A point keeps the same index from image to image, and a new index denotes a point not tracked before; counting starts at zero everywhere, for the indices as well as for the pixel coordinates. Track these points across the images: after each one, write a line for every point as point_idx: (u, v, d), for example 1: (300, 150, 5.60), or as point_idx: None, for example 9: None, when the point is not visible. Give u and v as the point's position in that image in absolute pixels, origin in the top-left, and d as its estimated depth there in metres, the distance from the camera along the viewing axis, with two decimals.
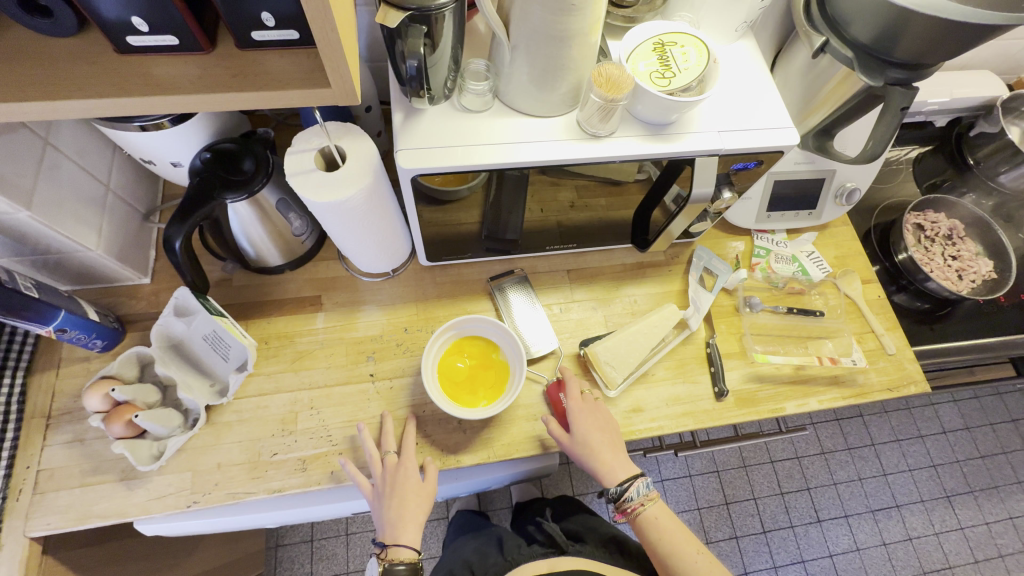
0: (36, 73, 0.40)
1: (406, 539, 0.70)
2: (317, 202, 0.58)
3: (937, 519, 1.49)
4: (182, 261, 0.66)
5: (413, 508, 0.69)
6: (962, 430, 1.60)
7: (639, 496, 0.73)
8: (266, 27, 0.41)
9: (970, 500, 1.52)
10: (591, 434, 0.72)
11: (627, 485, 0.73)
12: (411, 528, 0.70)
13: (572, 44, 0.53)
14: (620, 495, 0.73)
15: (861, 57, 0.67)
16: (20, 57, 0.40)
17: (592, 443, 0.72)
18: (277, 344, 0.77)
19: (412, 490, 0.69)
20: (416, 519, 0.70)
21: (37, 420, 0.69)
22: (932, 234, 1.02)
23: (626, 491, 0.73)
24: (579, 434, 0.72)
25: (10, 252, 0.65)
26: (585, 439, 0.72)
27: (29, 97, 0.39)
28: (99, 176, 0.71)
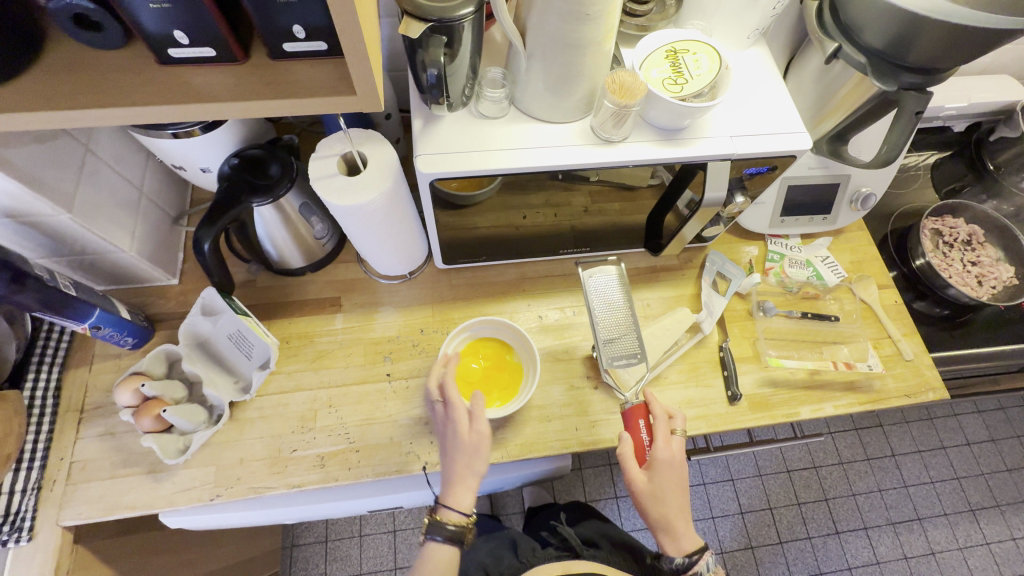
0: (86, 84, 0.43)
1: (459, 503, 0.66)
2: (340, 205, 0.61)
3: (961, 533, 1.46)
4: (211, 262, 0.69)
5: (468, 468, 0.66)
6: (987, 442, 1.56)
7: (710, 573, 0.67)
8: (297, 39, 0.43)
9: (997, 514, 1.48)
10: (668, 497, 0.67)
11: (695, 558, 0.67)
12: (464, 491, 0.66)
13: (586, 52, 0.55)
14: (687, 567, 0.67)
15: (874, 63, 0.67)
16: (71, 69, 0.43)
17: (664, 506, 0.67)
18: (297, 343, 0.80)
19: (472, 442, 0.67)
20: (470, 481, 0.66)
21: (71, 414, 0.73)
22: (951, 240, 1.01)
23: (695, 564, 0.67)
24: (658, 494, 0.67)
25: (50, 252, 0.68)
26: (659, 500, 0.67)
27: (79, 105, 0.42)
28: (133, 181, 0.74)
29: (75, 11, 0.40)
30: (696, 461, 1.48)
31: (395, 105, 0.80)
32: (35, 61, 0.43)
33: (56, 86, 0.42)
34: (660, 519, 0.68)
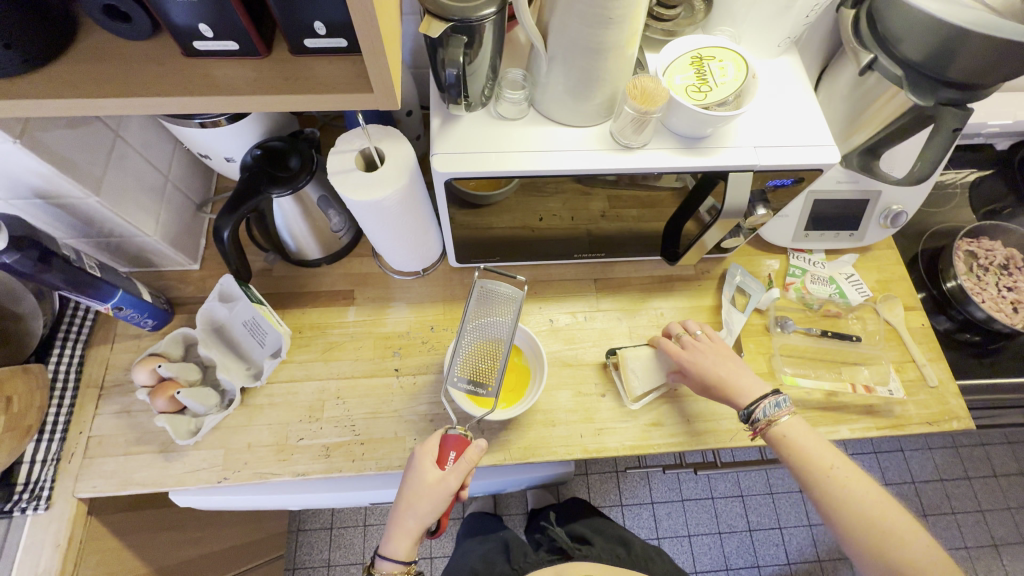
0: (114, 73, 0.44)
1: (399, 545, 0.68)
2: (355, 200, 0.61)
3: (982, 568, 1.39)
4: (230, 250, 0.71)
5: (410, 510, 0.66)
6: (1015, 475, 1.49)
7: (767, 417, 0.69)
8: (317, 35, 0.43)
9: (1022, 551, 1.41)
10: (724, 364, 0.73)
11: (756, 405, 0.69)
12: (404, 541, 0.67)
13: (608, 56, 0.54)
14: (752, 413, 0.69)
15: (912, 76, 0.64)
16: (100, 58, 0.44)
17: (723, 369, 0.72)
18: (309, 334, 0.81)
19: (418, 500, 0.66)
20: (411, 532, 0.67)
21: (92, 390, 0.75)
22: (986, 263, 0.97)
23: (754, 412, 0.69)
24: (709, 359, 0.73)
25: (79, 233, 0.71)
26: (713, 366, 0.73)
27: (107, 93, 0.43)
28: (160, 167, 0.76)
29: (106, 1, 0.41)
30: (705, 474, 1.46)
31: (417, 101, 0.81)
32: (68, 49, 0.45)
33: (86, 74, 0.44)
34: (724, 382, 0.72)
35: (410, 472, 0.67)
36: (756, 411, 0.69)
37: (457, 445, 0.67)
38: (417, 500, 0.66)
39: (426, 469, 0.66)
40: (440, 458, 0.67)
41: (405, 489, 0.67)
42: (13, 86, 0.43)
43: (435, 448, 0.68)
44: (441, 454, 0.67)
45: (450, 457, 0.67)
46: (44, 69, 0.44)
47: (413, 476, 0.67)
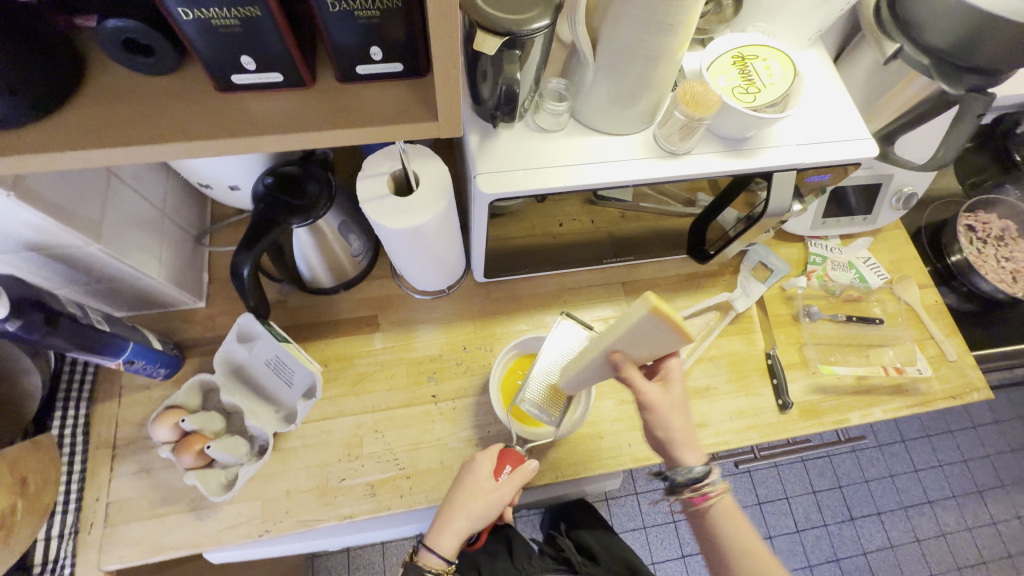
0: (137, 114, 0.39)
1: (442, 548, 0.65)
2: (393, 228, 0.57)
3: (970, 514, 1.48)
4: (249, 288, 0.65)
5: (461, 508, 0.65)
6: (992, 424, 1.58)
7: (717, 484, 0.64)
8: (373, 61, 0.40)
9: (1003, 495, 1.50)
10: (677, 416, 0.65)
11: (710, 468, 0.64)
12: (451, 541, 0.65)
13: (659, 63, 0.52)
14: (702, 477, 0.63)
15: (938, 63, 0.64)
16: (118, 97, 0.39)
17: (676, 420, 0.65)
18: (336, 366, 0.76)
19: (472, 501, 0.65)
20: (461, 535, 0.65)
21: (104, 450, 0.69)
22: (984, 235, 1.00)
23: (710, 475, 0.64)
24: (675, 404, 0.64)
25: (73, 282, 0.63)
26: (673, 413, 0.64)
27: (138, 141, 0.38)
28: (155, 201, 0.70)
29: (126, 34, 0.36)
30: None
31: None
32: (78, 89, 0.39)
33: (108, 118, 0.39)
34: (669, 432, 0.64)
35: (466, 477, 0.66)
36: (702, 477, 0.63)
37: (514, 462, 0.67)
38: (473, 504, 0.65)
39: (482, 477, 0.66)
40: (495, 468, 0.67)
41: (458, 493, 0.66)
42: (24, 137, 0.37)
43: (492, 460, 0.67)
44: (497, 466, 0.67)
45: (506, 471, 0.66)
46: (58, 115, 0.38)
47: (468, 482, 0.66)
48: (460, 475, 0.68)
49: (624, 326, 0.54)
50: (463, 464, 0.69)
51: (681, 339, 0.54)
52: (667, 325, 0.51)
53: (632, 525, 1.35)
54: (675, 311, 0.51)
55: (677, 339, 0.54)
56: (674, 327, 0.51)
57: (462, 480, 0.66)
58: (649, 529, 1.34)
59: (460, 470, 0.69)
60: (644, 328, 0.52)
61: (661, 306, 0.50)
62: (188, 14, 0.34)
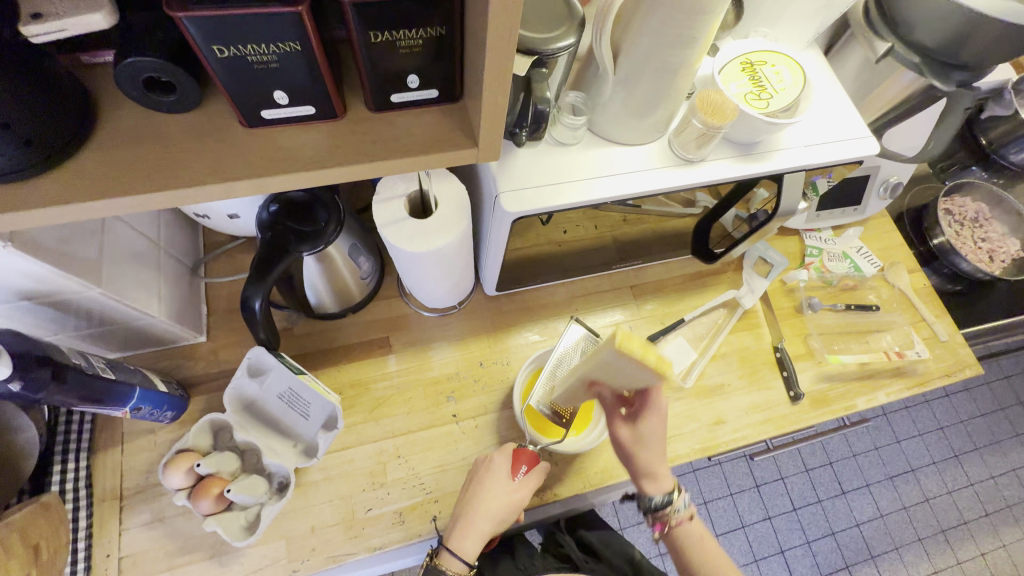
0: (160, 157, 0.37)
1: (463, 549, 0.63)
2: (415, 252, 0.55)
3: (949, 478, 1.54)
4: (261, 322, 0.62)
5: (482, 506, 0.63)
6: (963, 391, 1.64)
7: (684, 508, 0.65)
8: (409, 88, 0.40)
9: (977, 457, 1.57)
10: (652, 454, 0.63)
11: (673, 497, 0.64)
12: (474, 544, 0.63)
13: (679, 74, 0.52)
14: (665, 507, 0.64)
15: (927, 61, 0.67)
16: (137, 138, 0.37)
17: (643, 456, 0.63)
18: (352, 393, 0.74)
19: (492, 499, 0.64)
20: (485, 536, 0.63)
21: (110, 503, 0.65)
22: (961, 219, 1.06)
23: (674, 501, 0.64)
24: (642, 443, 0.63)
25: (68, 328, 0.59)
26: (644, 452, 0.63)
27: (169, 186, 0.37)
28: (150, 235, 0.66)
29: (149, 73, 0.34)
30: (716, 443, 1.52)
31: None
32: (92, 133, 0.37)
33: (131, 162, 0.37)
34: (637, 465, 0.64)
35: (486, 477, 0.65)
36: (664, 505, 0.64)
37: (530, 461, 0.67)
38: (496, 505, 0.63)
39: (503, 477, 0.65)
40: (512, 466, 0.67)
41: (478, 494, 0.64)
42: (40, 187, 0.35)
43: (509, 458, 0.67)
44: (514, 465, 0.67)
45: (522, 470, 0.66)
46: (79, 162, 0.36)
47: (489, 482, 0.65)
48: (476, 477, 0.66)
49: (596, 360, 0.51)
50: (477, 465, 0.68)
51: (653, 379, 0.50)
52: (632, 364, 0.48)
53: (639, 518, 1.36)
54: (646, 344, 0.47)
55: (652, 377, 0.50)
56: (640, 364, 0.47)
57: (481, 477, 0.66)
58: None
59: (475, 471, 0.67)
60: (613, 364, 0.50)
61: (626, 342, 0.46)
62: (222, 52, 0.33)
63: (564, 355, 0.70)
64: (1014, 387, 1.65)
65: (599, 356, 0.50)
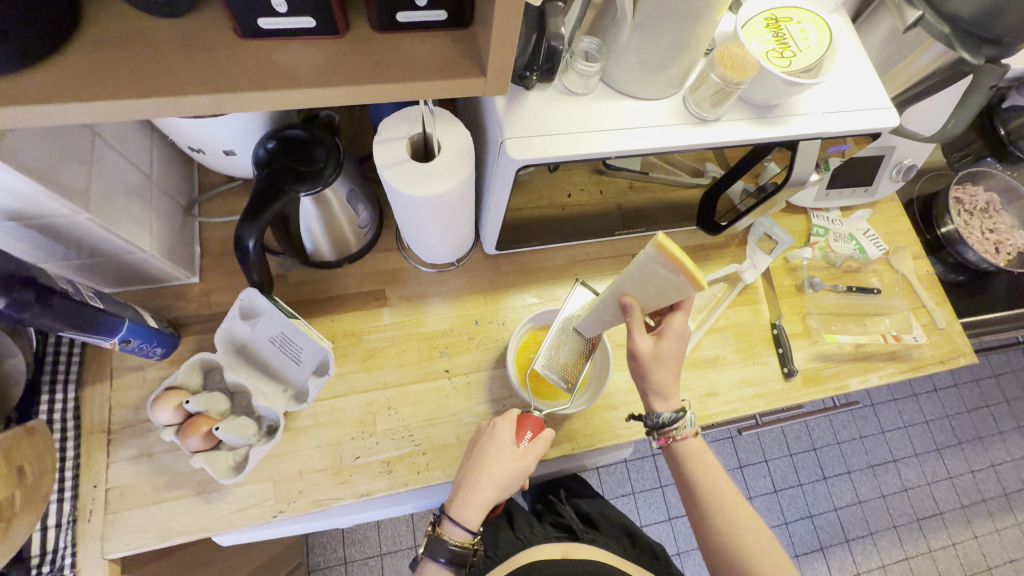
0: (153, 64, 0.36)
1: (465, 519, 0.63)
2: (415, 196, 0.53)
3: (929, 470, 1.56)
4: (255, 262, 0.61)
5: (485, 476, 0.63)
6: (951, 387, 1.65)
7: (689, 428, 0.64)
8: (416, 8, 0.38)
9: (958, 451, 1.59)
10: (666, 372, 0.63)
11: (681, 414, 0.63)
12: (476, 512, 0.63)
13: (701, 23, 0.49)
14: (672, 423, 0.63)
15: (958, 33, 0.64)
16: (128, 45, 0.36)
17: (656, 373, 0.63)
18: (344, 343, 0.74)
19: (495, 468, 0.63)
20: (486, 505, 0.63)
21: (98, 436, 0.65)
22: (971, 208, 1.04)
23: (679, 419, 0.63)
24: (659, 358, 0.62)
25: (56, 256, 0.58)
26: (660, 367, 0.63)
27: (165, 96, 0.36)
28: (143, 167, 0.64)
29: None
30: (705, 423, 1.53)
31: None
32: (83, 36, 0.36)
33: (124, 69, 0.36)
34: (648, 381, 0.63)
35: (489, 444, 0.64)
36: (671, 423, 0.63)
37: (534, 427, 0.66)
38: (501, 473, 0.63)
39: (507, 445, 0.64)
40: (516, 434, 0.66)
41: (482, 461, 0.63)
42: (27, 85, 0.34)
43: (512, 426, 0.66)
44: (519, 432, 0.66)
45: (526, 437, 0.66)
46: (72, 65, 0.35)
47: (493, 449, 0.64)
48: (480, 442, 0.66)
49: (632, 268, 0.54)
50: (481, 431, 0.67)
51: (691, 289, 0.53)
52: (672, 265, 0.50)
53: (622, 491, 1.38)
54: (686, 252, 0.50)
55: (688, 288, 0.52)
56: (680, 268, 0.50)
57: (484, 445, 0.65)
58: (637, 493, 1.38)
59: (479, 437, 0.67)
60: (654, 266, 0.52)
61: (667, 244, 0.49)
62: None
63: (570, 316, 0.71)
64: (1002, 387, 1.67)
65: (638, 261, 0.53)
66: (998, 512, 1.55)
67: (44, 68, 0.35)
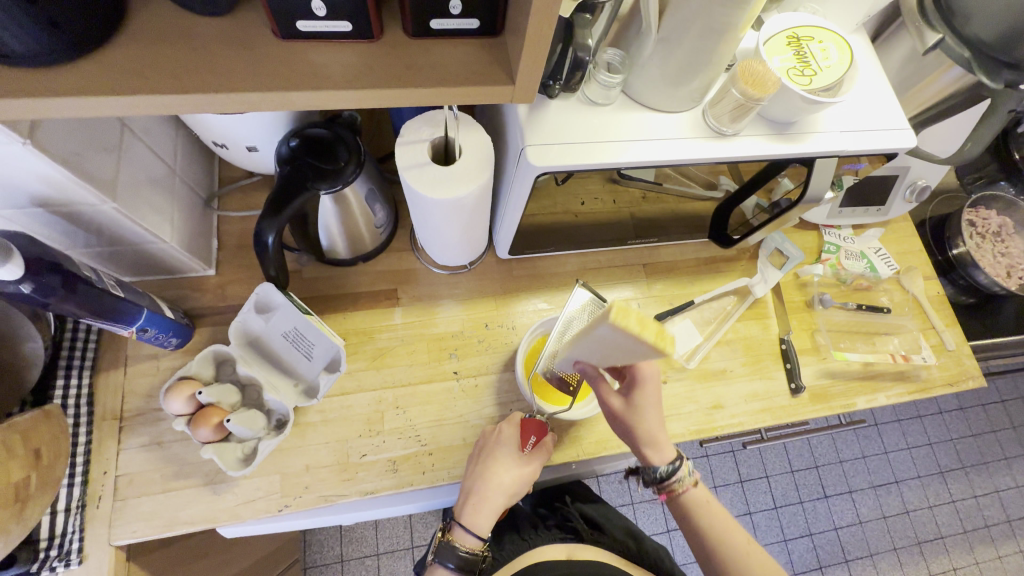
0: (192, 60, 0.37)
1: (476, 527, 0.65)
2: (434, 199, 0.54)
3: (932, 493, 1.54)
4: (272, 257, 0.62)
5: (494, 482, 0.64)
6: (956, 410, 1.64)
7: (688, 476, 0.65)
8: (450, 15, 0.39)
9: (962, 475, 1.58)
10: (648, 423, 0.63)
11: (678, 465, 0.64)
12: (487, 518, 0.65)
13: (724, 38, 0.50)
14: (670, 475, 0.64)
15: (979, 58, 0.64)
16: (169, 41, 0.38)
17: (639, 428, 0.63)
18: (355, 341, 0.74)
19: (503, 474, 0.64)
20: (496, 509, 0.66)
21: (110, 422, 0.66)
22: (983, 231, 1.03)
23: (677, 471, 0.64)
24: (637, 411, 0.63)
25: (78, 244, 0.59)
26: (640, 420, 0.63)
27: (201, 91, 0.37)
28: (167, 159, 0.65)
29: None
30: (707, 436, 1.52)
31: None
32: (121, 32, 0.37)
33: (164, 64, 0.37)
34: (636, 437, 0.64)
35: (496, 449, 0.65)
36: (669, 476, 0.64)
37: (537, 431, 0.67)
38: (510, 479, 0.65)
39: (513, 450, 0.66)
40: (520, 439, 0.66)
41: (490, 468, 0.64)
42: (71, 77, 0.36)
43: (517, 430, 0.67)
44: (522, 437, 0.67)
45: (531, 442, 0.66)
46: (114, 58, 0.37)
47: (502, 455, 0.65)
48: (485, 448, 0.66)
49: (591, 333, 0.48)
50: (484, 437, 0.68)
51: (655, 354, 0.47)
52: (628, 339, 0.44)
53: (622, 500, 1.38)
54: (644, 320, 0.44)
55: (652, 354, 0.47)
56: (636, 340, 0.44)
57: (490, 451, 0.66)
58: (637, 504, 1.38)
59: (483, 443, 0.67)
60: (610, 338, 0.46)
61: (622, 316, 0.43)
62: None
63: (572, 318, 0.69)
64: (1008, 412, 1.65)
65: (595, 330, 0.47)
66: (1000, 538, 1.53)
67: (88, 60, 0.36)
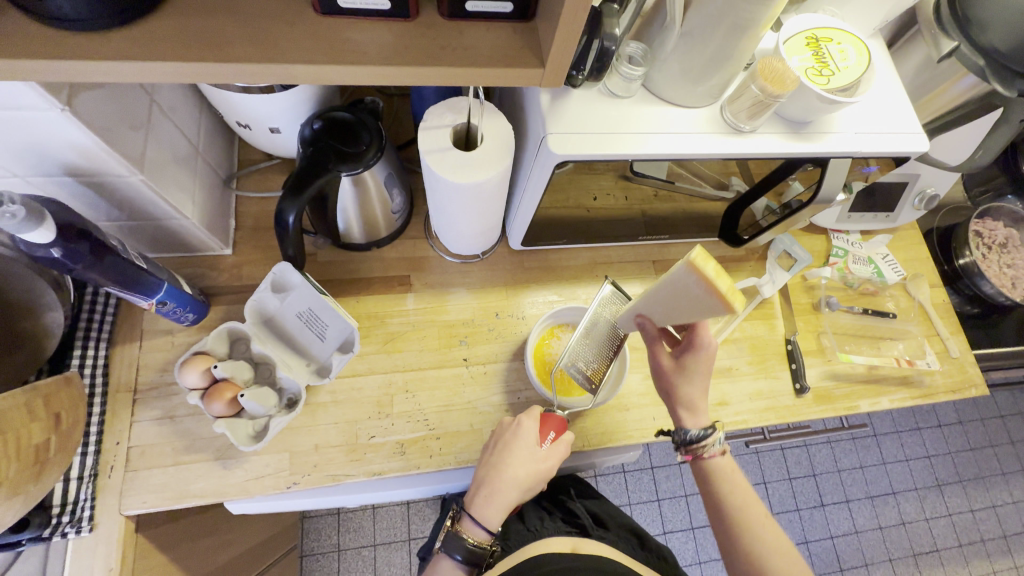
0: (236, 31, 0.39)
1: (486, 521, 0.65)
2: (454, 182, 0.55)
3: (928, 505, 1.55)
4: (291, 236, 0.62)
5: (509, 477, 0.64)
6: (956, 424, 1.65)
7: (719, 444, 0.64)
8: None
9: (959, 489, 1.58)
10: (692, 388, 0.64)
11: (708, 431, 0.63)
12: (497, 512, 0.65)
13: (746, 35, 0.51)
14: (699, 440, 0.63)
15: (992, 66, 0.65)
16: (214, 13, 0.39)
17: (686, 389, 0.65)
18: (367, 324, 0.75)
19: (519, 468, 0.64)
20: (508, 503, 0.65)
21: (124, 395, 0.66)
22: (990, 241, 1.04)
23: (708, 436, 0.63)
24: (684, 374, 0.65)
25: (103, 215, 0.60)
26: (685, 384, 0.65)
27: (243, 61, 0.38)
28: (192, 136, 0.66)
29: None
30: None
31: None
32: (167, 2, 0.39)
33: (208, 35, 0.38)
34: (677, 397, 0.65)
35: (514, 443, 0.65)
36: (699, 439, 0.63)
37: (557, 428, 0.68)
38: (524, 473, 0.65)
39: (531, 445, 0.66)
40: (540, 434, 0.67)
41: (506, 460, 0.64)
42: (119, 43, 0.37)
43: (536, 425, 0.67)
44: (542, 432, 0.67)
45: (549, 437, 0.67)
46: (160, 26, 0.38)
47: (518, 448, 0.65)
48: (502, 441, 0.67)
49: (666, 279, 0.54)
50: (503, 429, 0.68)
51: (721, 311, 0.52)
52: (703, 284, 0.50)
53: (620, 500, 1.38)
54: (721, 271, 0.49)
55: (717, 308, 0.51)
56: (711, 287, 0.49)
57: (507, 444, 0.66)
58: (634, 505, 1.38)
59: (501, 435, 0.67)
60: (684, 283, 0.52)
61: (702, 262, 0.49)
62: None
63: (597, 311, 0.71)
64: (1007, 428, 1.66)
65: (671, 274, 0.53)
66: (995, 553, 1.53)
67: (134, 29, 0.38)
